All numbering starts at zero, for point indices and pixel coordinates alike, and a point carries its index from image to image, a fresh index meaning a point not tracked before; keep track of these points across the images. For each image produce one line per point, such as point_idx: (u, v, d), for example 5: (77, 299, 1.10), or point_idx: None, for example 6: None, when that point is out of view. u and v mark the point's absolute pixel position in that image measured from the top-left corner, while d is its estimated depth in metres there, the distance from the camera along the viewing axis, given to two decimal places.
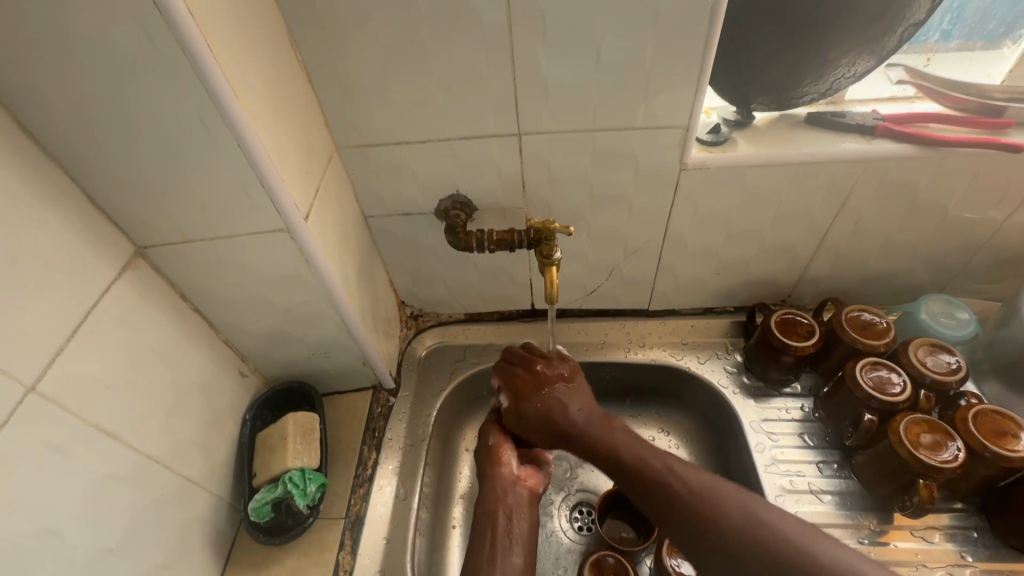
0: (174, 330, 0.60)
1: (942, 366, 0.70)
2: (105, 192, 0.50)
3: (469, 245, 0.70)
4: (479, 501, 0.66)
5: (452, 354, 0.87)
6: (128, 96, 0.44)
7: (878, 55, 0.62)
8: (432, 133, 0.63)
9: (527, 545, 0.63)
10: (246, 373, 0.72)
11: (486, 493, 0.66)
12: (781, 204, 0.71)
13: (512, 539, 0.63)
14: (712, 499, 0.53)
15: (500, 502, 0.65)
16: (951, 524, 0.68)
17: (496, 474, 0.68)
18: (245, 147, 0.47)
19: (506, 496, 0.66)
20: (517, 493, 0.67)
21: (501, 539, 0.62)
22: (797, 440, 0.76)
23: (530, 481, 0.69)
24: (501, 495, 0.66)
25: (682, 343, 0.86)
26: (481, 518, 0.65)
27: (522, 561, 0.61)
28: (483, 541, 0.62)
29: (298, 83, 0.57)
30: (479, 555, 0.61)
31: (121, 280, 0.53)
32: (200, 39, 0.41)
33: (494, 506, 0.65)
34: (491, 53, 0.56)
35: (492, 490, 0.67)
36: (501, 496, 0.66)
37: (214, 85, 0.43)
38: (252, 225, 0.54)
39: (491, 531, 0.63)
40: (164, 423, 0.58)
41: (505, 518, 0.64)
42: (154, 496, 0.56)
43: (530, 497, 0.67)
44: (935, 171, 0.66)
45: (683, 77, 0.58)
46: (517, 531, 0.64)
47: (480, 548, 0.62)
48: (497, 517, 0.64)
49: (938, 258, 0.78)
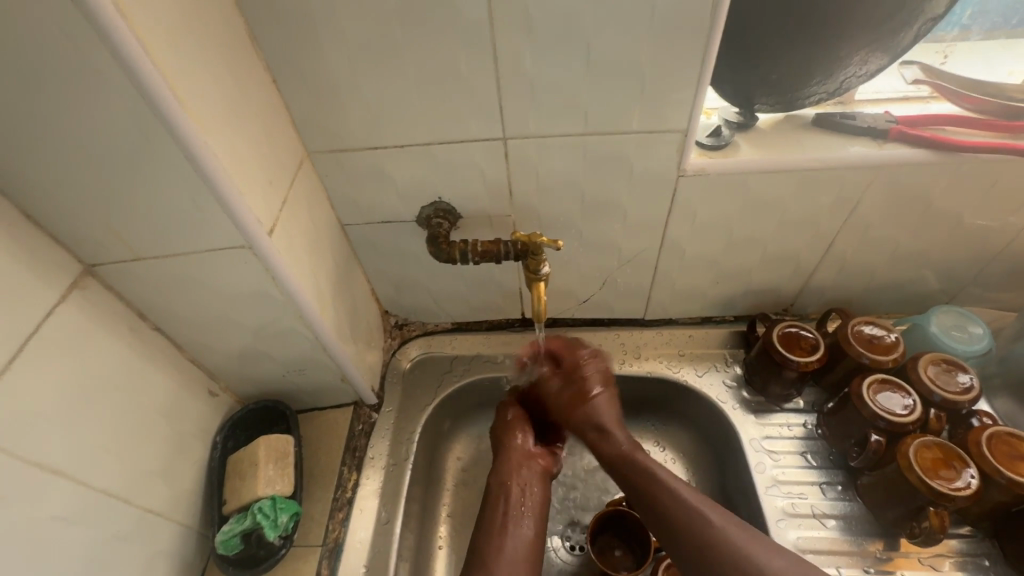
0: (130, 353, 0.55)
1: (953, 384, 0.66)
2: (44, 208, 0.45)
3: (452, 257, 0.65)
4: (495, 471, 0.67)
5: (438, 366, 0.83)
6: (57, 104, 0.39)
7: (892, 53, 0.57)
8: (412, 138, 0.59)
9: (536, 519, 0.64)
10: (216, 392, 0.68)
11: (501, 465, 0.67)
12: (786, 212, 0.67)
13: (523, 510, 0.64)
14: (733, 543, 0.53)
15: (515, 478, 0.66)
16: (961, 551, 0.65)
17: (513, 449, 0.68)
18: (195, 160, 0.43)
19: (521, 472, 0.67)
20: (531, 470, 0.67)
21: (513, 510, 0.63)
22: (799, 459, 0.72)
23: (545, 460, 0.70)
24: (515, 470, 0.67)
25: (679, 354, 0.82)
26: (494, 488, 0.66)
27: (530, 535, 0.62)
28: (496, 510, 0.63)
29: (261, 84, 0.52)
30: (489, 523, 0.62)
31: (67, 302, 0.49)
32: (134, 42, 0.37)
33: (507, 480, 0.66)
34: (472, 51, 0.51)
35: (507, 462, 0.67)
36: (516, 471, 0.66)
37: (155, 93, 0.39)
38: (210, 241, 0.50)
39: (504, 501, 0.64)
40: (121, 454, 0.54)
41: (518, 493, 0.65)
42: (110, 533, 0.52)
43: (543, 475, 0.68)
44: (950, 178, 0.62)
45: (683, 78, 0.53)
46: (527, 505, 0.64)
47: (493, 516, 0.63)
48: (511, 490, 0.65)
49: (950, 267, 0.74)
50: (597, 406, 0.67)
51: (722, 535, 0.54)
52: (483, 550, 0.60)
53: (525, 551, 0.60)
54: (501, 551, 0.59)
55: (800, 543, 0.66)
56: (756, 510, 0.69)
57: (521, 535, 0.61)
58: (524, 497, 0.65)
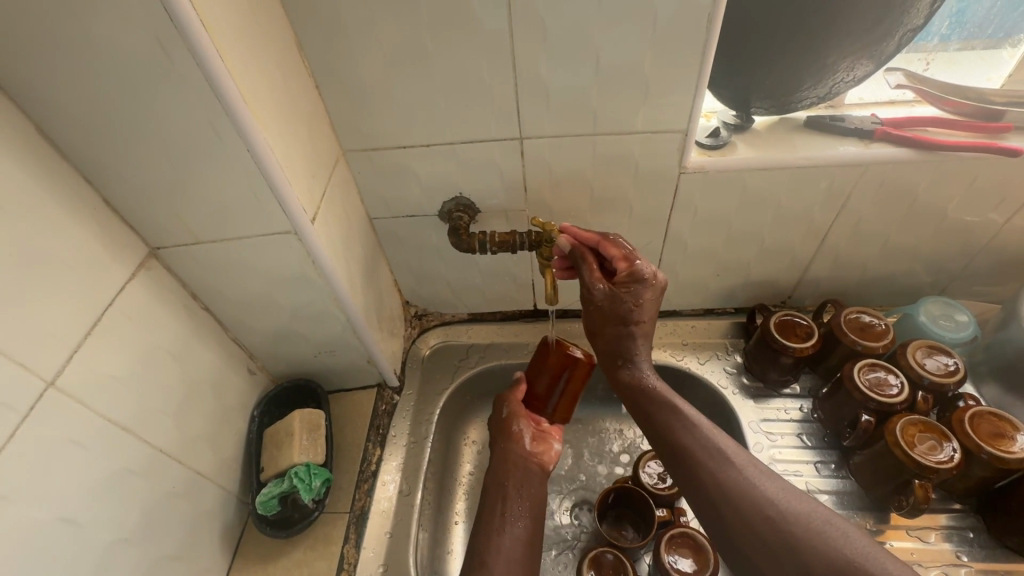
0: (184, 328, 0.61)
1: (940, 368, 0.70)
2: (121, 196, 0.52)
3: (472, 246, 0.71)
4: (492, 473, 0.69)
5: (455, 353, 0.88)
6: (142, 103, 0.45)
7: (877, 60, 0.62)
8: (437, 138, 0.65)
9: (532, 517, 0.65)
10: (254, 370, 0.74)
11: (499, 465, 0.69)
12: (780, 208, 0.72)
13: (519, 509, 0.65)
14: (754, 489, 0.50)
15: (511, 478, 0.67)
16: (949, 525, 0.68)
17: (509, 449, 0.69)
18: (255, 154, 0.49)
19: (517, 472, 0.68)
20: (526, 469, 0.68)
21: (509, 509, 0.65)
22: (795, 440, 0.77)
23: (544, 457, 0.70)
24: (511, 472, 0.68)
25: (682, 343, 0.87)
26: (492, 488, 0.67)
27: (524, 535, 0.63)
28: (494, 511, 0.65)
29: (306, 89, 0.59)
30: (487, 525, 0.64)
31: (135, 280, 0.55)
32: (213, 52, 0.43)
33: (505, 480, 0.67)
34: (494, 60, 0.57)
35: (503, 464, 0.69)
36: (512, 471, 0.68)
37: (227, 96, 0.45)
38: (262, 227, 0.56)
39: (501, 501, 0.65)
40: (176, 418, 0.60)
41: (514, 493, 0.66)
42: (166, 489, 0.58)
43: (540, 474, 0.69)
44: (933, 175, 0.67)
45: (683, 82, 0.59)
46: (524, 506, 0.66)
47: (490, 520, 0.64)
48: (507, 492, 0.66)
49: (939, 261, 0.78)
50: (635, 340, 0.63)
51: (744, 481, 0.51)
52: (478, 548, 0.62)
53: (518, 550, 0.62)
54: (496, 550, 0.61)
55: None
56: None
57: (517, 532, 0.63)
58: (521, 495, 0.66)
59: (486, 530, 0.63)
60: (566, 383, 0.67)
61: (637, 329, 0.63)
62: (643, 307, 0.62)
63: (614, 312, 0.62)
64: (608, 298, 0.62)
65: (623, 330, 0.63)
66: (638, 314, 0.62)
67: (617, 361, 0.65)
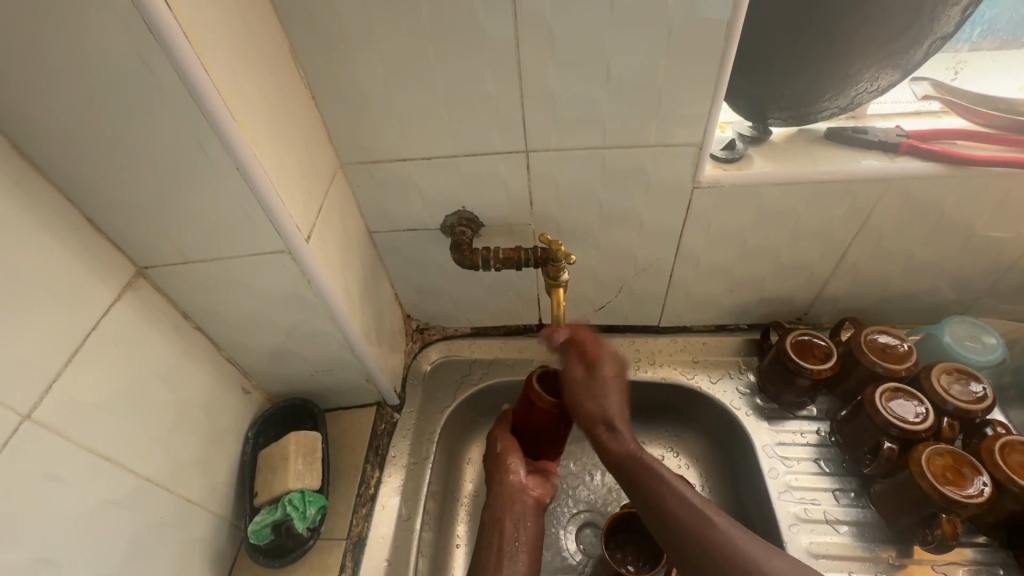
0: (174, 349, 0.59)
1: (966, 393, 0.67)
2: (105, 214, 0.50)
3: (475, 263, 0.68)
4: (488, 505, 0.67)
5: (458, 369, 0.85)
6: (124, 118, 0.43)
7: (902, 69, 0.59)
8: (439, 150, 0.62)
9: (530, 553, 0.64)
10: (249, 389, 0.71)
11: (495, 497, 0.66)
12: (798, 223, 0.68)
13: (517, 546, 0.63)
14: (746, 557, 0.49)
15: (508, 512, 0.65)
16: (975, 560, 0.65)
17: (503, 483, 0.66)
18: (244, 170, 0.46)
19: (514, 504, 0.65)
20: (522, 501, 0.66)
21: (506, 546, 0.63)
22: (812, 465, 0.73)
23: (538, 491, 0.67)
24: (507, 504, 0.65)
25: (693, 361, 0.83)
26: (489, 523, 0.65)
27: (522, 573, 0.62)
28: (490, 552, 0.63)
29: (301, 100, 0.56)
30: (483, 564, 0.62)
31: (121, 301, 0.53)
32: (197, 64, 0.40)
33: (501, 514, 0.65)
34: (499, 70, 0.54)
35: (499, 497, 0.66)
36: (508, 503, 0.65)
37: (213, 111, 0.43)
38: (253, 246, 0.53)
39: (497, 537, 0.64)
40: (164, 444, 0.57)
41: (511, 528, 0.64)
42: (153, 519, 0.55)
43: (536, 507, 0.66)
44: (961, 190, 0.63)
45: (698, 93, 0.56)
46: (521, 543, 0.64)
47: (486, 557, 0.63)
48: (503, 525, 0.64)
49: (964, 278, 0.75)
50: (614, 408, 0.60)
51: (737, 550, 0.49)
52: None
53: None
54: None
55: (811, 548, 0.67)
56: (769, 514, 0.71)
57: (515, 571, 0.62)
58: (517, 531, 0.64)
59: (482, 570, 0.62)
60: (557, 423, 0.65)
61: (616, 398, 0.61)
62: (612, 384, 0.61)
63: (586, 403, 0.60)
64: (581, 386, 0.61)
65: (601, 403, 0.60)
66: (609, 394, 0.61)
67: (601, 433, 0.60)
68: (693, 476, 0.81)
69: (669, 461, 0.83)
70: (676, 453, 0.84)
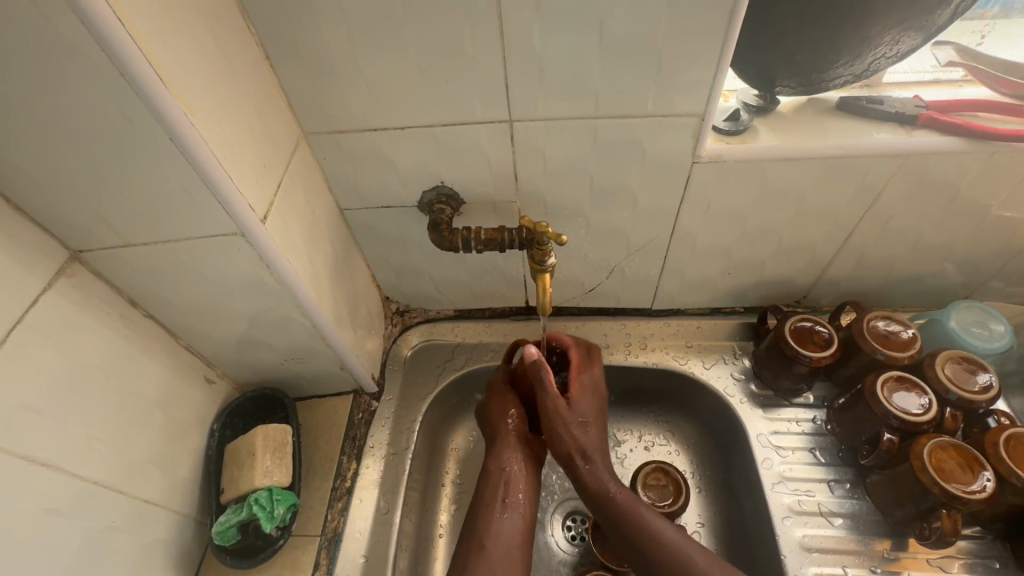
0: (121, 341, 0.54)
1: (972, 383, 0.64)
2: (26, 194, 0.43)
3: (454, 245, 0.63)
4: (489, 456, 0.64)
5: (439, 354, 0.81)
6: (23, 75, 0.36)
7: (926, 32, 0.53)
8: (413, 118, 0.56)
9: (529, 500, 0.61)
10: (213, 379, 0.66)
11: (496, 452, 0.64)
12: (804, 202, 0.63)
13: (518, 493, 0.61)
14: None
15: (509, 464, 0.62)
16: (970, 552, 0.64)
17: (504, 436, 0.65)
18: (179, 143, 0.40)
19: (512, 459, 0.63)
20: (519, 458, 0.63)
21: (507, 492, 0.60)
22: (807, 455, 0.71)
23: (535, 450, 0.66)
24: (508, 456, 0.63)
25: (686, 345, 0.79)
26: (488, 473, 0.62)
27: (522, 521, 0.59)
28: (491, 494, 0.60)
29: (250, 57, 0.49)
30: (484, 502, 0.60)
31: (51, 291, 0.47)
32: (109, 16, 0.34)
33: (503, 463, 0.62)
34: (477, 26, 0.48)
35: (501, 447, 0.64)
36: (508, 459, 0.63)
37: (135, 74, 0.36)
38: (199, 226, 0.47)
39: (502, 488, 0.60)
40: (112, 445, 0.53)
41: (514, 479, 0.62)
42: (101, 524, 0.52)
43: (533, 464, 0.64)
44: (979, 168, 0.59)
45: (701, 58, 0.50)
46: (520, 494, 0.61)
47: (488, 500, 0.60)
48: (506, 477, 0.61)
49: (973, 261, 0.71)
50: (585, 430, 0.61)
51: None
52: (478, 537, 0.57)
53: (517, 537, 0.57)
54: (494, 530, 0.57)
55: (805, 541, 0.65)
56: (763, 506, 0.68)
57: (517, 518, 0.59)
58: (516, 484, 0.61)
59: (487, 507, 0.59)
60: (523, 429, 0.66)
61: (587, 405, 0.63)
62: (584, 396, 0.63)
63: (564, 429, 0.60)
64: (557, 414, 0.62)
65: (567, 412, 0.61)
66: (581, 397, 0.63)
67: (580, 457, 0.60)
68: (683, 461, 0.79)
69: (658, 447, 0.80)
70: (665, 438, 0.81)
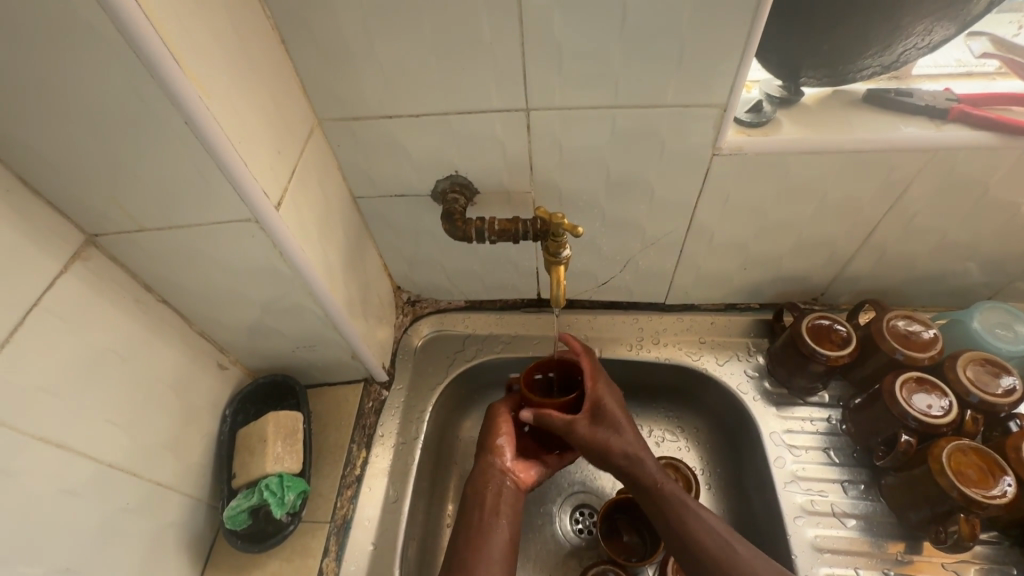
0: (135, 326, 0.54)
1: (994, 386, 0.62)
2: (43, 176, 0.43)
3: (467, 235, 0.62)
4: (467, 480, 0.64)
5: (450, 344, 0.80)
6: (40, 56, 0.36)
7: (960, 22, 0.51)
8: (428, 107, 0.55)
9: (512, 523, 0.61)
10: (226, 365, 0.67)
11: (477, 477, 0.64)
12: (826, 196, 0.62)
13: (498, 514, 0.60)
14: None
15: (488, 487, 0.62)
16: (987, 557, 0.63)
17: (490, 461, 0.65)
18: (192, 124, 0.40)
19: (493, 483, 0.63)
20: (503, 483, 0.63)
21: (483, 516, 0.60)
22: (820, 455, 0.70)
23: (521, 475, 0.65)
24: (489, 481, 0.63)
25: (698, 341, 0.78)
26: (469, 496, 0.63)
27: (506, 543, 0.59)
28: (471, 517, 0.60)
29: (264, 38, 0.48)
30: (465, 528, 0.60)
31: (67, 275, 0.47)
32: None
33: (482, 487, 0.63)
34: (496, 11, 0.47)
35: (480, 473, 0.64)
36: (490, 483, 0.63)
37: (147, 51, 0.36)
38: (213, 211, 0.47)
39: (479, 508, 0.61)
40: (126, 429, 0.53)
41: (491, 504, 0.61)
42: (115, 505, 0.52)
43: (517, 491, 0.64)
44: (1010, 165, 0.57)
45: (724, 49, 0.48)
46: (501, 514, 0.60)
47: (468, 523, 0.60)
48: (485, 500, 0.61)
49: (1000, 261, 0.69)
50: (623, 430, 0.60)
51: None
52: (461, 558, 0.57)
53: (501, 559, 0.57)
54: (475, 553, 0.57)
55: (817, 542, 0.65)
56: (775, 505, 0.68)
57: (499, 539, 0.59)
58: (496, 507, 0.61)
59: (467, 533, 0.59)
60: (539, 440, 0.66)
61: (614, 403, 0.62)
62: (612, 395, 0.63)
63: (603, 433, 0.59)
64: (585, 424, 0.60)
65: (602, 411, 0.61)
66: (603, 395, 0.62)
67: (620, 458, 0.58)
68: (693, 458, 0.78)
69: (669, 443, 0.79)
70: (676, 435, 0.80)
